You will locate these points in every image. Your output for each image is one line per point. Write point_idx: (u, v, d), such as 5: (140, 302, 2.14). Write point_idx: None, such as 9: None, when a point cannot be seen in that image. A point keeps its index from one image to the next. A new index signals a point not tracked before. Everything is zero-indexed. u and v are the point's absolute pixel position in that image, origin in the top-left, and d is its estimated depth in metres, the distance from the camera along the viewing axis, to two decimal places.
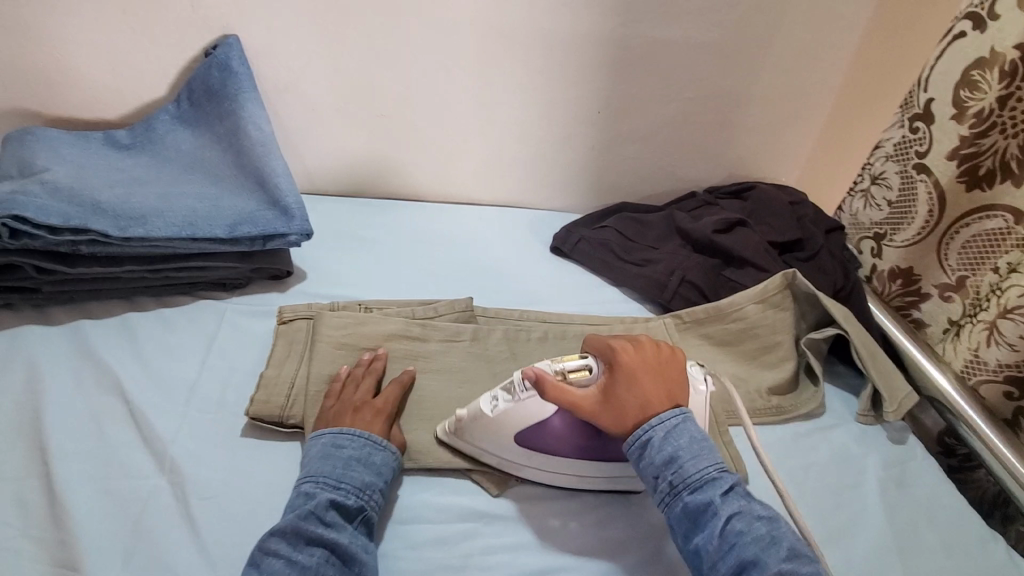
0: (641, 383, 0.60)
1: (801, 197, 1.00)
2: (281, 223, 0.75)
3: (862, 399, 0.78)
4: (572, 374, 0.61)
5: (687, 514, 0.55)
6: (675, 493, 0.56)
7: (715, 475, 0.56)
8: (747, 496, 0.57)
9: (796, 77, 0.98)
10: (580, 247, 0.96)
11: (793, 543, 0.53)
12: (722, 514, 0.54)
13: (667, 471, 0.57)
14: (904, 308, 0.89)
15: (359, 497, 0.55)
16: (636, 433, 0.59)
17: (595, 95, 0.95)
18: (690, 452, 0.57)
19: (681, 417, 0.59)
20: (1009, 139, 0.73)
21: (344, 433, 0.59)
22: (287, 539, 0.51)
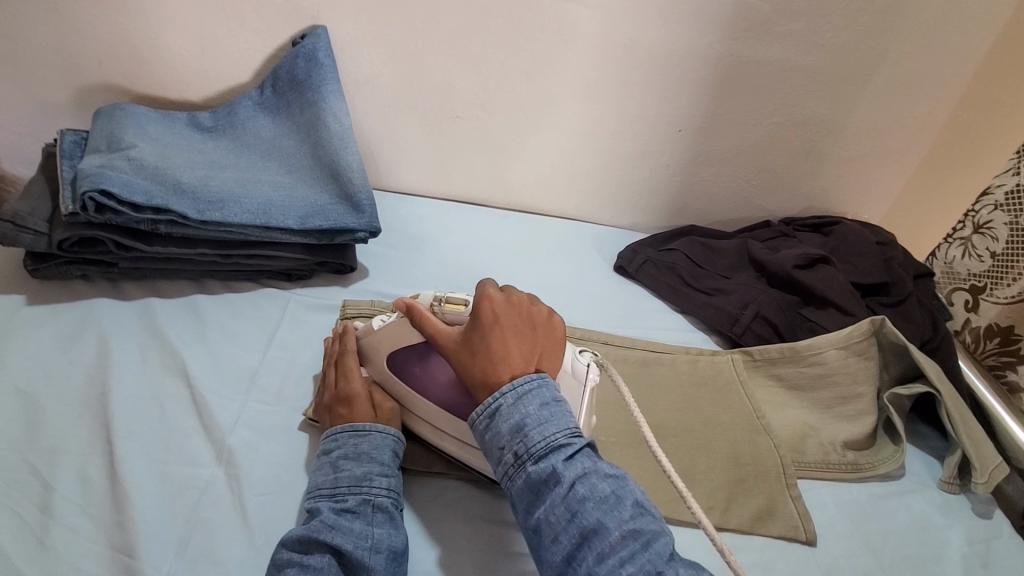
0: (503, 335, 0.54)
1: (889, 237, 0.93)
2: (351, 218, 0.74)
3: (947, 465, 0.72)
4: (448, 305, 0.59)
5: (529, 486, 0.49)
6: (519, 465, 0.49)
7: (562, 441, 0.49)
8: (596, 456, 0.51)
9: (895, 110, 0.92)
10: (646, 269, 0.92)
11: (638, 496, 0.48)
12: (564, 481, 0.47)
13: (511, 441, 0.50)
14: (998, 368, 0.82)
15: (358, 491, 0.52)
16: (485, 402, 0.52)
17: (678, 112, 0.91)
18: (537, 418, 0.50)
19: (535, 380, 0.52)
20: None
21: (331, 434, 0.56)
22: (295, 547, 0.48)
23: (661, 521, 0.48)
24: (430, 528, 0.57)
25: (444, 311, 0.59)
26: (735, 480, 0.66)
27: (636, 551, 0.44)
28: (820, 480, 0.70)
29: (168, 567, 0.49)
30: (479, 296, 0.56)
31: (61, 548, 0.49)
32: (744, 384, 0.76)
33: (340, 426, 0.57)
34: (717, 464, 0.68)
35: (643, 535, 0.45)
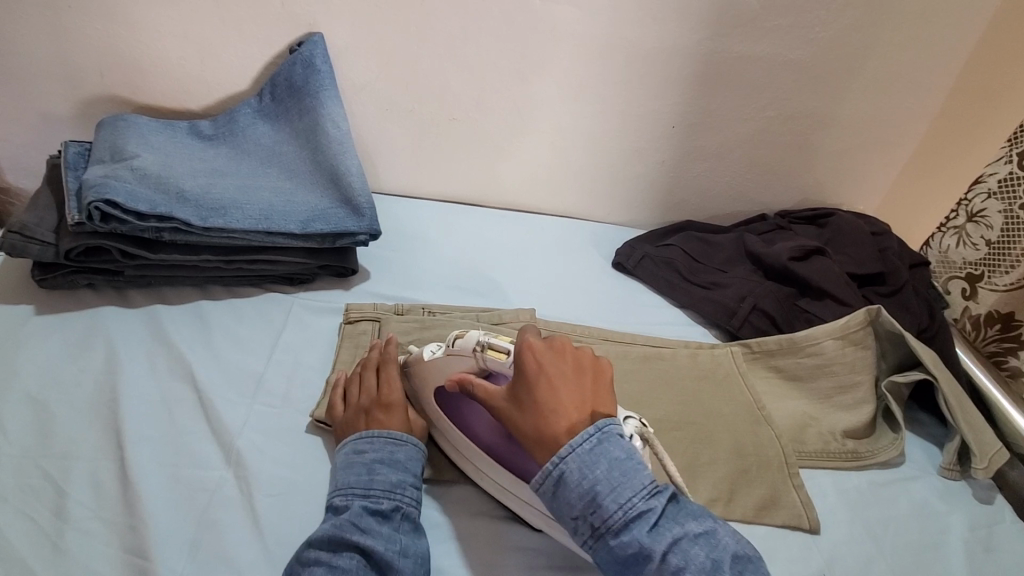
0: (552, 390, 0.54)
1: (885, 228, 0.94)
2: (352, 221, 0.75)
3: (947, 452, 0.72)
4: (490, 353, 0.58)
5: (614, 558, 0.48)
6: (598, 536, 0.49)
7: (641, 507, 0.49)
8: (678, 513, 0.50)
9: (887, 101, 0.92)
10: (644, 265, 0.93)
11: (732, 552, 0.48)
12: (654, 554, 0.47)
13: (587, 512, 0.49)
14: (997, 355, 0.83)
15: (391, 498, 0.53)
16: (545, 471, 0.51)
17: (671, 109, 0.92)
18: (609, 485, 0.49)
19: (596, 437, 0.51)
20: None
21: (363, 437, 0.57)
22: (326, 546, 0.49)
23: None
24: (437, 525, 0.58)
25: (487, 360, 0.58)
26: (736, 470, 0.67)
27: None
28: (821, 469, 0.71)
29: (181, 568, 0.50)
30: (522, 350, 0.55)
31: (76, 550, 0.50)
32: (744, 376, 0.77)
33: (360, 431, 0.58)
34: (718, 455, 0.68)
35: None
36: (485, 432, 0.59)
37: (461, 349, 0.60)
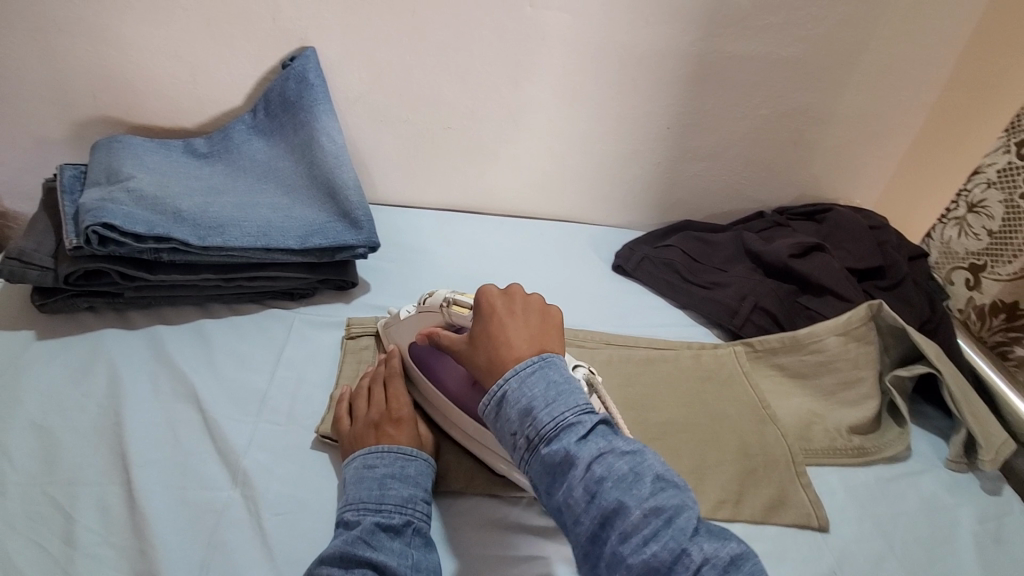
0: (502, 326, 0.55)
1: (882, 221, 0.94)
2: (350, 234, 0.75)
3: (954, 444, 0.72)
4: (456, 308, 0.61)
5: (544, 468, 0.47)
6: (532, 448, 0.48)
7: (572, 420, 0.47)
8: (610, 432, 0.49)
9: (880, 95, 0.93)
10: (643, 267, 0.93)
11: (660, 469, 0.46)
12: (579, 462, 0.46)
13: (523, 425, 0.48)
14: (1002, 345, 0.82)
15: (403, 512, 0.53)
16: (491, 391, 0.51)
17: (666, 110, 0.92)
18: (544, 399, 0.48)
19: (539, 362, 0.51)
20: None
21: (372, 453, 0.57)
22: (338, 563, 0.47)
23: (685, 496, 0.45)
24: (447, 537, 0.58)
25: (452, 314, 0.61)
26: (743, 470, 0.67)
27: (658, 527, 0.43)
28: (828, 466, 0.71)
29: None
30: (478, 296, 0.57)
31: None
32: (747, 375, 0.77)
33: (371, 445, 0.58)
34: (725, 456, 0.68)
35: (665, 511, 0.43)
36: (455, 385, 0.63)
37: (433, 307, 0.64)
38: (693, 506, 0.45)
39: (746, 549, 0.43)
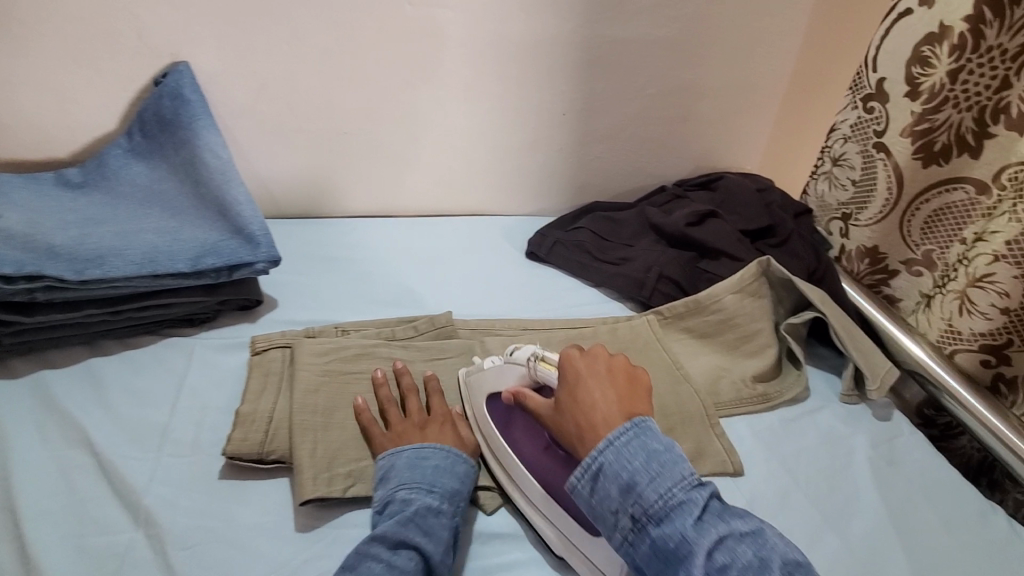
0: (591, 395, 0.57)
1: (768, 183, 1.01)
2: (246, 251, 0.72)
3: (845, 379, 0.79)
4: (542, 364, 0.63)
5: (655, 552, 0.48)
6: (640, 528, 0.49)
7: (682, 498, 0.49)
8: (723, 511, 0.49)
9: (752, 66, 0.99)
10: (556, 251, 0.95)
11: (785, 555, 0.46)
12: (696, 548, 0.46)
13: (625, 503, 0.50)
14: (875, 286, 0.91)
15: (449, 504, 0.56)
16: (583, 465, 0.53)
17: (560, 97, 0.95)
18: (646, 474, 0.50)
19: (633, 430, 0.53)
20: (964, 112, 0.76)
21: (426, 446, 0.59)
22: (386, 544, 0.51)
23: None
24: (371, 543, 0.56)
25: (538, 370, 0.63)
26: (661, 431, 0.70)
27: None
28: (738, 415, 0.75)
29: None
30: (566, 360, 0.60)
31: None
32: (660, 341, 0.81)
33: (410, 442, 0.60)
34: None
35: None
36: (530, 450, 0.62)
37: (517, 361, 0.65)
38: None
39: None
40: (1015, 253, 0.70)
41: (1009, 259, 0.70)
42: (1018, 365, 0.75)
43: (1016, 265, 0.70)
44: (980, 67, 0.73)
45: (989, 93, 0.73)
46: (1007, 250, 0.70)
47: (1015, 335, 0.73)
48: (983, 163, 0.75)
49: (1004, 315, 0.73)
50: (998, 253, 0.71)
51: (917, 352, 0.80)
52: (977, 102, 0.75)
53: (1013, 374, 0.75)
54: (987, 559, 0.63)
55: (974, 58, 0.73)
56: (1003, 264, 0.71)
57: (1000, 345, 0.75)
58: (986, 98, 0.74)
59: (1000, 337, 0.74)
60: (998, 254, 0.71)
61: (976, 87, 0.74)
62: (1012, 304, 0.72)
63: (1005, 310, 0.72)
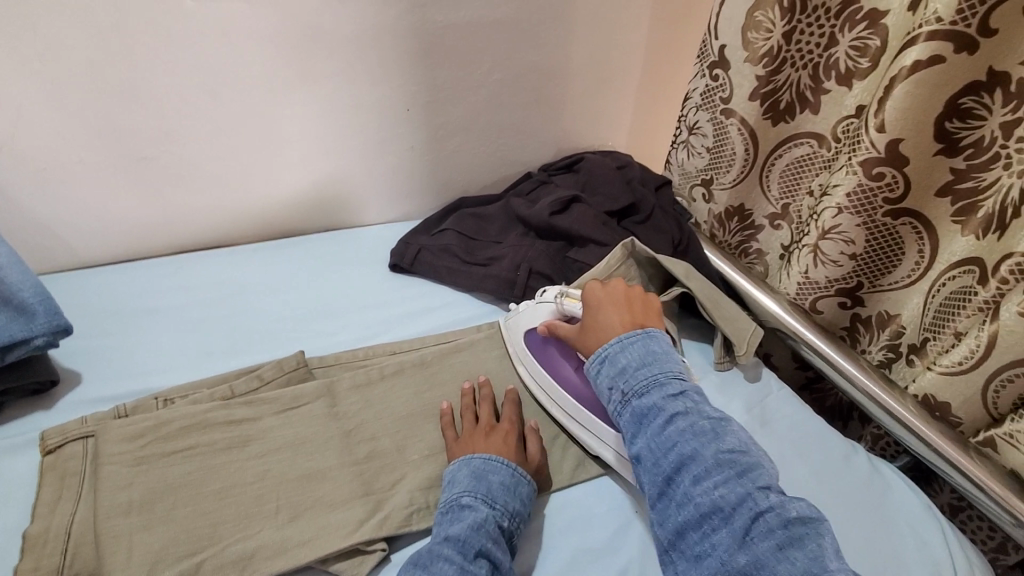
0: (609, 311, 0.68)
1: (626, 159, 1.01)
2: (18, 326, 0.58)
3: (716, 347, 0.80)
4: (569, 299, 0.74)
5: (634, 417, 0.59)
6: (625, 399, 0.61)
7: (663, 381, 0.60)
8: (699, 399, 0.59)
9: (599, 40, 0.95)
10: (421, 259, 0.88)
11: (739, 439, 0.56)
12: (663, 413, 0.57)
13: (618, 382, 0.62)
14: (744, 242, 0.93)
15: (513, 519, 0.56)
16: (595, 353, 0.65)
17: (400, 91, 0.87)
18: (640, 363, 0.62)
19: (642, 335, 0.64)
20: (800, 71, 0.77)
21: (492, 460, 0.59)
22: (458, 546, 0.51)
23: (759, 459, 0.54)
24: None
25: (569, 307, 0.73)
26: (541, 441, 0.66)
27: (731, 475, 0.53)
28: None
29: None
30: (589, 288, 0.71)
31: None
32: None
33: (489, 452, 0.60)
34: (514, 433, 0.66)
35: (738, 468, 0.53)
36: (570, 372, 0.70)
37: (546, 301, 0.75)
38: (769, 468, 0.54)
39: (813, 513, 0.50)
40: (856, 203, 0.69)
41: (851, 210, 0.70)
42: (870, 304, 0.77)
43: (858, 214, 0.70)
44: (808, 26, 0.74)
45: (819, 50, 0.74)
46: (847, 199, 0.70)
47: (864, 278, 0.75)
48: (822, 117, 0.76)
49: (852, 262, 0.74)
50: (841, 205, 0.71)
51: (768, 305, 0.84)
52: (811, 60, 0.75)
53: (867, 314, 0.78)
54: (860, 504, 0.66)
55: (803, 18, 0.73)
56: (847, 214, 0.71)
57: (853, 288, 0.77)
58: (818, 56, 0.75)
59: (851, 281, 0.76)
60: (841, 206, 0.71)
61: (808, 46, 0.75)
62: (857, 251, 0.73)
63: (852, 256, 0.73)
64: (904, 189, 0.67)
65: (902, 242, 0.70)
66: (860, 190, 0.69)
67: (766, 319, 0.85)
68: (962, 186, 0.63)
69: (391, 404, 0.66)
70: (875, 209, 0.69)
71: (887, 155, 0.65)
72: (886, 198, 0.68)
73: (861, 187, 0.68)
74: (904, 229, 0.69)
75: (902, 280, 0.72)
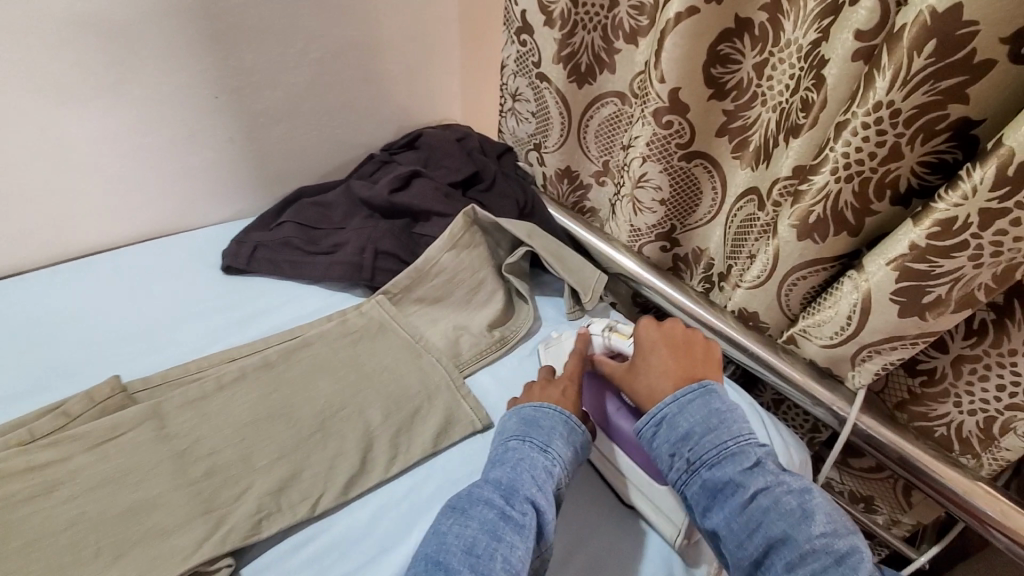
0: (660, 360, 0.65)
1: (465, 130, 1.01)
2: None
3: (566, 299, 0.84)
4: (615, 336, 0.71)
5: (706, 489, 0.56)
6: (692, 469, 0.57)
7: (735, 448, 0.56)
8: (777, 468, 0.56)
9: (415, 11, 0.93)
10: (258, 256, 0.82)
11: (829, 513, 0.52)
12: (744, 489, 0.54)
13: (681, 448, 0.58)
14: (579, 202, 0.98)
15: (562, 466, 0.58)
16: (649, 412, 0.61)
17: (196, 77, 0.79)
18: (705, 425, 0.58)
19: (698, 391, 0.60)
20: (592, 34, 0.81)
21: (541, 407, 0.62)
22: (502, 493, 0.54)
23: (853, 536, 0.51)
24: None
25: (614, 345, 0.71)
26: (405, 419, 0.65)
27: (829, 564, 0.49)
28: (481, 368, 0.75)
29: None
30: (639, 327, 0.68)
31: None
32: (397, 320, 0.75)
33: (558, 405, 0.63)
34: (370, 416, 0.64)
35: (836, 552, 0.50)
36: (613, 409, 0.69)
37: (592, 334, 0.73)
38: (863, 548, 0.51)
39: None
40: (657, 150, 0.75)
41: (653, 158, 0.76)
42: (685, 242, 0.87)
43: (660, 161, 0.76)
44: None
45: (604, 12, 0.78)
46: (648, 149, 0.76)
47: (676, 220, 0.84)
48: (619, 77, 0.82)
49: (663, 206, 0.81)
50: (645, 154, 0.77)
51: (607, 252, 0.90)
52: (599, 22, 0.80)
53: (684, 253, 0.88)
54: None
55: None
56: (651, 162, 0.77)
57: (670, 231, 0.86)
58: (604, 17, 0.79)
59: (666, 226, 0.84)
60: (645, 155, 0.77)
61: (594, 9, 0.79)
62: (666, 195, 0.80)
63: (662, 201, 0.80)
64: (690, 133, 0.74)
65: (699, 183, 0.79)
66: (658, 137, 0.74)
67: (608, 265, 0.91)
68: (734, 125, 0.73)
69: (234, 412, 0.61)
70: (671, 154, 0.76)
71: (671, 103, 0.71)
72: (678, 143, 0.75)
73: (658, 134, 0.74)
74: (698, 169, 0.78)
75: (706, 216, 0.82)
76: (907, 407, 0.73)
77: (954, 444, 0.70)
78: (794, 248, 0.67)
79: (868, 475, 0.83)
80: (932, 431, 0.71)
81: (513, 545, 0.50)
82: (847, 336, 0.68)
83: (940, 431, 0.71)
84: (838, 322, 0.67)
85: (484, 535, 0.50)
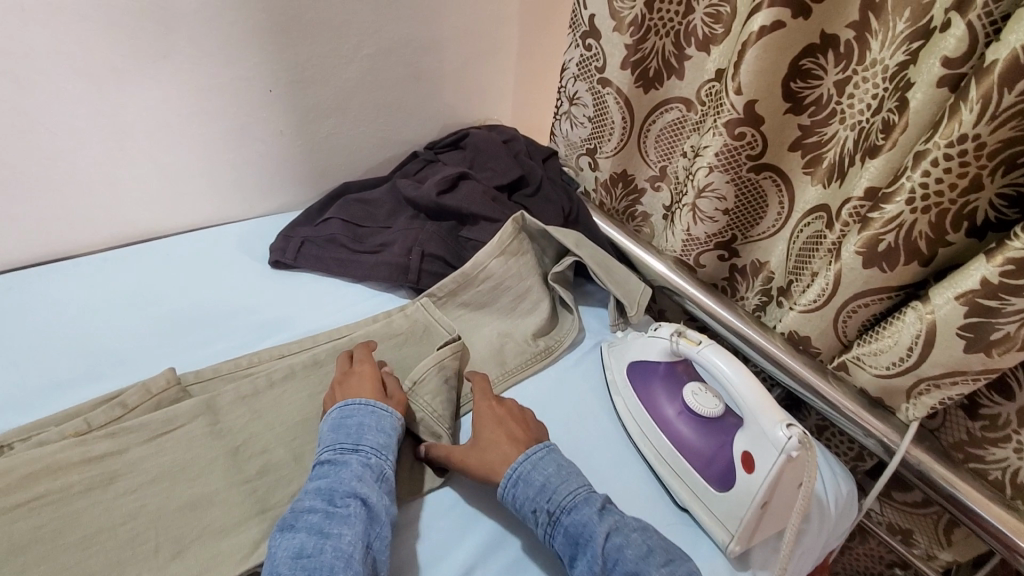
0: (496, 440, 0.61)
1: (512, 132, 1.00)
2: None
3: (611, 310, 0.83)
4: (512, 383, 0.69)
5: (569, 539, 0.54)
6: (554, 521, 0.55)
7: (587, 493, 0.57)
8: (619, 513, 0.56)
9: (474, 10, 0.92)
10: (305, 252, 0.82)
11: (664, 544, 0.54)
12: (599, 533, 0.53)
13: (541, 501, 0.56)
14: (630, 207, 0.97)
15: (378, 456, 0.55)
16: (505, 474, 0.58)
17: (258, 70, 0.79)
18: (559, 477, 0.58)
19: (543, 451, 0.60)
20: (664, 38, 0.80)
21: (345, 409, 0.59)
22: (323, 495, 0.51)
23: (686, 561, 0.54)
24: None
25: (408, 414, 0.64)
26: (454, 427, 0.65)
27: None
28: (527, 377, 0.74)
29: None
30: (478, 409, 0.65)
31: None
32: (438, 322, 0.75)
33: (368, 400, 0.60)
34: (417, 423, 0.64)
35: None
36: (664, 413, 0.68)
37: (660, 336, 0.71)
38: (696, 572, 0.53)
39: None
40: (724, 161, 0.74)
41: (721, 167, 0.74)
42: (744, 255, 0.84)
43: (727, 172, 0.74)
44: None
45: (678, 18, 0.77)
46: (718, 160, 0.74)
47: (736, 230, 0.82)
48: (687, 82, 0.80)
49: (725, 216, 0.79)
50: (712, 165, 0.75)
51: (655, 265, 0.88)
52: (672, 28, 0.79)
53: (743, 264, 0.85)
54: None
55: None
56: (717, 173, 0.75)
57: (728, 241, 0.83)
58: (677, 23, 0.78)
59: (726, 235, 0.82)
60: (712, 165, 0.74)
61: (669, 14, 0.78)
62: (729, 205, 0.78)
63: (725, 210, 0.78)
64: (763, 146, 0.72)
65: (765, 195, 0.77)
66: (727, 149, 0.73)
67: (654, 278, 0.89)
68: (810, 141, 0.71)
69: (286, 410, 0.61)
70: (741, 165, 0.74)
71: (744, 115, 0.69)
72: (748, 155, 0.73)
73: (727, 146, 0.72)
74: (765, 182, 0.76)
75: (770, 229, 0.79)
76: (963, 447, 0.71)
77: (1007, 488, 0.68)
78: (859, 276, 0.65)
79: (911, 509, 0.81)
80: (987, 473, 0.69)
81: (343, 534, 0.48)
82: (905, 367, 0.66)
83: (995, 474, 0.69)
84: (898, 351, 0.66)
85: (312, 537, 0.48)
